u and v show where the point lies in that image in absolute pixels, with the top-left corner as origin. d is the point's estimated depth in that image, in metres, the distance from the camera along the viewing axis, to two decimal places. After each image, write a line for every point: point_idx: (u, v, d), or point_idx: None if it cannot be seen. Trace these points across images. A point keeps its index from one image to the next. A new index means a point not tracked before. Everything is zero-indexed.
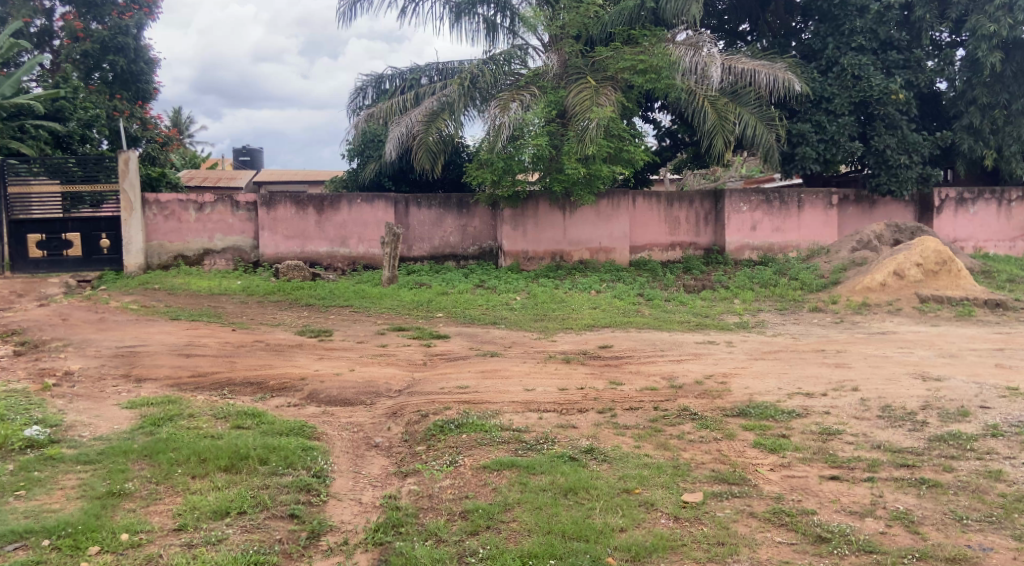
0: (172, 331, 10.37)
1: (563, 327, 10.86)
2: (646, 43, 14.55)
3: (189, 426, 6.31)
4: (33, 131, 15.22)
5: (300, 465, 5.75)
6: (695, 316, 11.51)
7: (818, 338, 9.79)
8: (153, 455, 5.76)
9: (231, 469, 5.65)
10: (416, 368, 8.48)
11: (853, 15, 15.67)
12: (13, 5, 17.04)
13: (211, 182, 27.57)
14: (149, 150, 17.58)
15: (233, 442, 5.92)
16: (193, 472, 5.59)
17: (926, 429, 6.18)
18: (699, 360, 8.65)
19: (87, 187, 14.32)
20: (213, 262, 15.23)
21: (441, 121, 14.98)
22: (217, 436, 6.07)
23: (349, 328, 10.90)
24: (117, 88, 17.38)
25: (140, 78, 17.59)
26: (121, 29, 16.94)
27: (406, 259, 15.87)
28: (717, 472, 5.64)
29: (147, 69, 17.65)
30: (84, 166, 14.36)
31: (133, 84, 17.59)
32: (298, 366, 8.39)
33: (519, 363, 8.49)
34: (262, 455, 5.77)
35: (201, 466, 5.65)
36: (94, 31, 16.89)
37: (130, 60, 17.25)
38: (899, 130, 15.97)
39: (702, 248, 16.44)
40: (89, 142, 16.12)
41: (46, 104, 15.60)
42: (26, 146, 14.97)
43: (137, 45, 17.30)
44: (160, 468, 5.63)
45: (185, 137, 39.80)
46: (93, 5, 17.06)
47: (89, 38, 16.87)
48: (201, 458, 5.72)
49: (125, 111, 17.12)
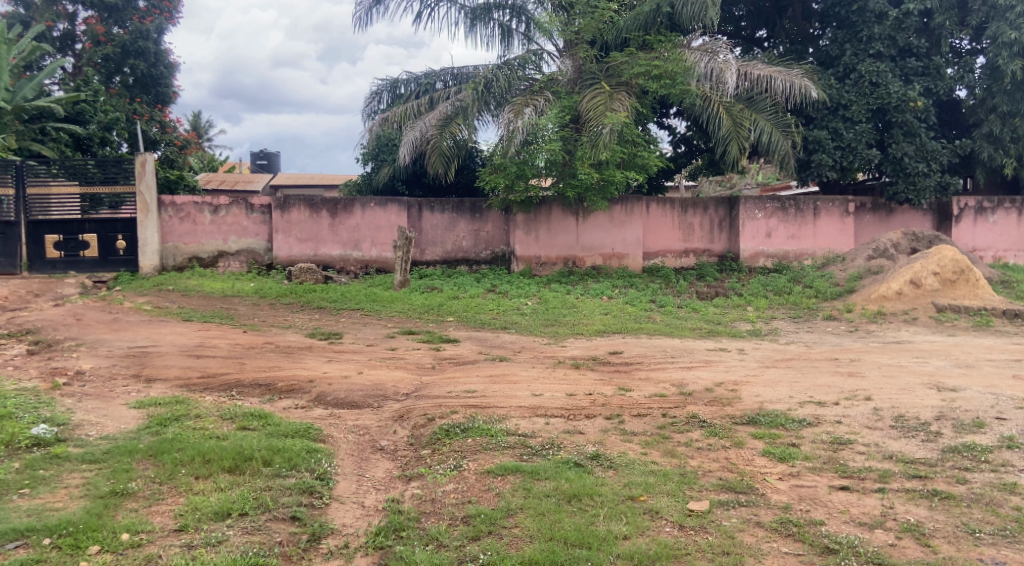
0: (184, 332, 10.39)
1: (574, 332, 10.84)
2: (661, 48, 14.61)
3: (195, 426, 6.25)
4: (53, 133, 15.43)
5: (304, 467, 5.71)
6: (707, 323, 11.46)
7: (831, 347, 9.68)
8: (158, 456, 5.72)
9: (235, 471, 5.61)
10: (424, 372, 8.44)
11: (870, 21, 15.58)
12: (36, 9, 17.27)
13: (229, 185, 27.72)
14: (167, 153, 17.33)
15: (239, 443, 5.88)
16: (197, 472, 5.56)
17: (939, 439, 6.05)
18: (710, 367, 8.57)
19: (106, 189, 14.45)
20: (227, 264, 15.31)
21: (454, 126, 15.01)
22: (222, 437, 6.02)
23: (360, 331, 10.91)
24: (137, 92, 17.45)
25: (160, 82, 17.64)
26: (141, 33, 17.07)
27: (418, 263, 15.86)
28: (725, 480, 5.56)
29: (168, 73, 17.72)
30: (104, 168, 14.49)
31: (153, 88, 17.63)
32: (307, 368, 8.36)
33: (528, 368, 8.44)
34: (266, 457, 5.73)
35: (206, 466, 5.62)
36: (116, 35, 17.05)
37: (151, 64, 17.39)
38: (916, 138, 15.90)
39: (716, 255, 16.33)
40: (109, 144, 16.27)
41: (67, 107, 15.75)
42: (46, 147, 15.21)
43: (157, 50, 17.45)
44: (164, 468, 5.60)
45: (202, 142, 40.14)
46: (115, 10, 17.23)
47: (111, 42, 17.05)
48: (205, 458, 5.69)
49: (144, 114, 17.13)
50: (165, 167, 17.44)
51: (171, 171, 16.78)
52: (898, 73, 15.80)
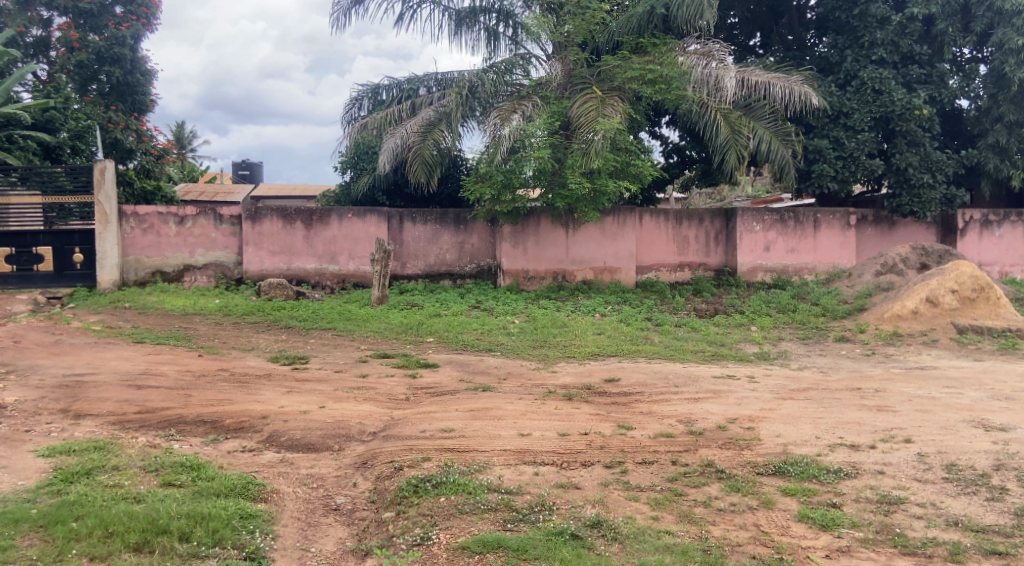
0: (131, 357, 9.43)
1: (565, 356, 9.89)
2: (655, 52, 13.81)
3: (107, 482, 5.20)
4: (21, 141, 14.19)
5: (230, 544, 4.72)
6: (710, 345, 10.54)
7: (850, 375, 8.70)
8: (49, 527, 4.71)
9: (142, 549, 4.63)
10: (396, 405, 7.44)
11: (872, 26, 14.80)
12: (9, 14, 15.92)
13: (208, 196, 26.69)
14: (143, 163, 16.17)
15: (153, 509, 4.87)
16: (93, 552, 4.57)
17: (1009, 498, 5.08)
18: (719, 399, 7.59)
19: (73, 199, 13.56)
20: (193, 279, 14.38)
21: (438, 132, 14.16)
22: (137, 500, 5.00)
23: (330, 355, 9.92)
24: (113, 100, 16.05)
25: (138, 90, 16.27)
26: (117, 39, 15.66)
27: (399, 277, 14.86)
28: (759, 561, 4.60)
29: (145, 81, 16.36)
30: (74, 178, 13.56)
31: (130, 96, 16.27)
32: (261, 402, 7.35)
33: (514, 401, 7.43)
34: (184, 529, 4.72)
35: (106, 544, 4.63)
36: (90, 41, 15.55)
37: (127, 70, 15.96)
38: (921, 148, 15.10)
39: (712, 269, 15.40)
40: (80, 155, 15.10)
41: (36, 113, 14.64)
42: (12, 155, 14.08)
43: (134, 56, 16.04)
44: (53, 546, 4.60)
45: (188, 153, 39.12)
46: (90, 15, 15.68)
47: (85, 49, 15.55)
48: (106, 532, 4.69)
49: (120, 123, 15.77)
50: (140, 178, 16.28)
51: (148, 180, 16.10)
52: (901, 81, 14.99)
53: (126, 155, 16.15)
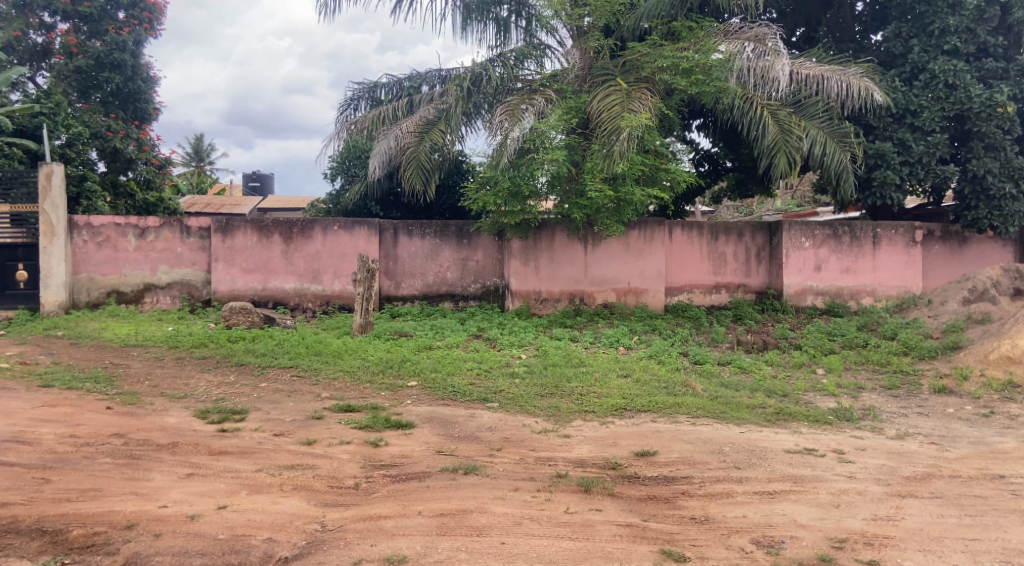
0: (14, 413, 7.19)
1: (582, 410, 7.55)
2: (692, 37, 11.46)
3: None
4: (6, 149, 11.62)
5: None
6: (771, 396, 8.13)
7: (977, 450, 6.26)
8: None
9: None
10: (337, 500, 5.15)
11: (943, 11, 12.42)
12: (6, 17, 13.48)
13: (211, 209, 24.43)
14: (145, 174, 13.45)
15: None
16: None
17: None
18: (806, 496, 5.22)
19: (28, 207, 11.41)
20: (154, 300, 12.18)
21: (436, 132, 11.95)
22: None
23: (277, 408, 7.60)
24: (112, 109, 13.37)
25: (140, 97, 13.54)
26: (117, 44, 13.02)
27: (390, 299, 12.56)
28: None
29: (148, 88, 13.61)
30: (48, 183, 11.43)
31: (132, 103, 13.52)
32: (140, 496, 5.12)
33: (509, 500, 5.12)
34: None
35: None
36: (89, 45, 13.05)
37: (128, 78, 13.30)
38: (1001, 152, 12.56)
39: (754, 291, 13.00)
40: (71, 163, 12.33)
41: (23, 119, 12.07)
42: None
43: (138, 63, 13.39)
44: None
45: (203, 166, 37.09)
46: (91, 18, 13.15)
47: (84, 54, 13.08)
48: None
49: (119, 132, 13.01)
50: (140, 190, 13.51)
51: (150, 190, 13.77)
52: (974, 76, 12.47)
53: (126, 166, 13.24)
